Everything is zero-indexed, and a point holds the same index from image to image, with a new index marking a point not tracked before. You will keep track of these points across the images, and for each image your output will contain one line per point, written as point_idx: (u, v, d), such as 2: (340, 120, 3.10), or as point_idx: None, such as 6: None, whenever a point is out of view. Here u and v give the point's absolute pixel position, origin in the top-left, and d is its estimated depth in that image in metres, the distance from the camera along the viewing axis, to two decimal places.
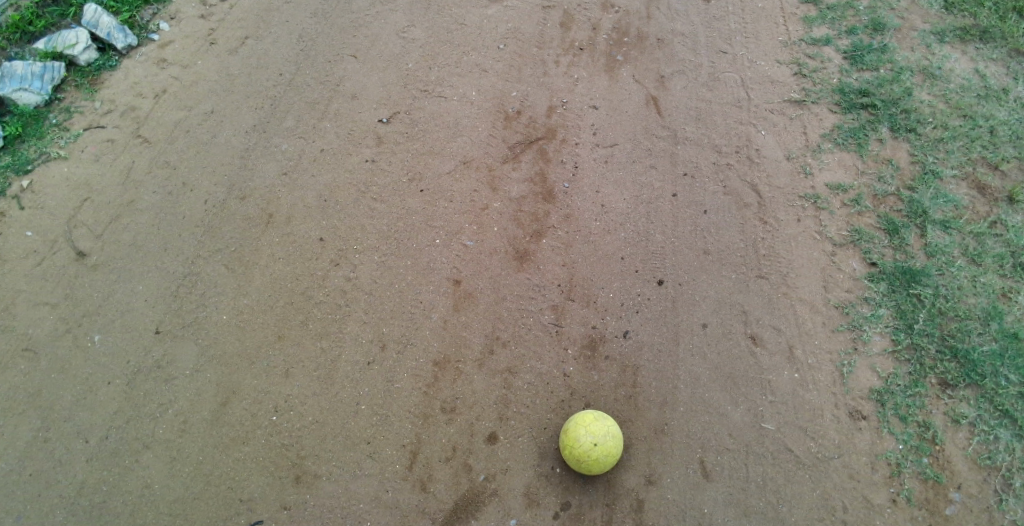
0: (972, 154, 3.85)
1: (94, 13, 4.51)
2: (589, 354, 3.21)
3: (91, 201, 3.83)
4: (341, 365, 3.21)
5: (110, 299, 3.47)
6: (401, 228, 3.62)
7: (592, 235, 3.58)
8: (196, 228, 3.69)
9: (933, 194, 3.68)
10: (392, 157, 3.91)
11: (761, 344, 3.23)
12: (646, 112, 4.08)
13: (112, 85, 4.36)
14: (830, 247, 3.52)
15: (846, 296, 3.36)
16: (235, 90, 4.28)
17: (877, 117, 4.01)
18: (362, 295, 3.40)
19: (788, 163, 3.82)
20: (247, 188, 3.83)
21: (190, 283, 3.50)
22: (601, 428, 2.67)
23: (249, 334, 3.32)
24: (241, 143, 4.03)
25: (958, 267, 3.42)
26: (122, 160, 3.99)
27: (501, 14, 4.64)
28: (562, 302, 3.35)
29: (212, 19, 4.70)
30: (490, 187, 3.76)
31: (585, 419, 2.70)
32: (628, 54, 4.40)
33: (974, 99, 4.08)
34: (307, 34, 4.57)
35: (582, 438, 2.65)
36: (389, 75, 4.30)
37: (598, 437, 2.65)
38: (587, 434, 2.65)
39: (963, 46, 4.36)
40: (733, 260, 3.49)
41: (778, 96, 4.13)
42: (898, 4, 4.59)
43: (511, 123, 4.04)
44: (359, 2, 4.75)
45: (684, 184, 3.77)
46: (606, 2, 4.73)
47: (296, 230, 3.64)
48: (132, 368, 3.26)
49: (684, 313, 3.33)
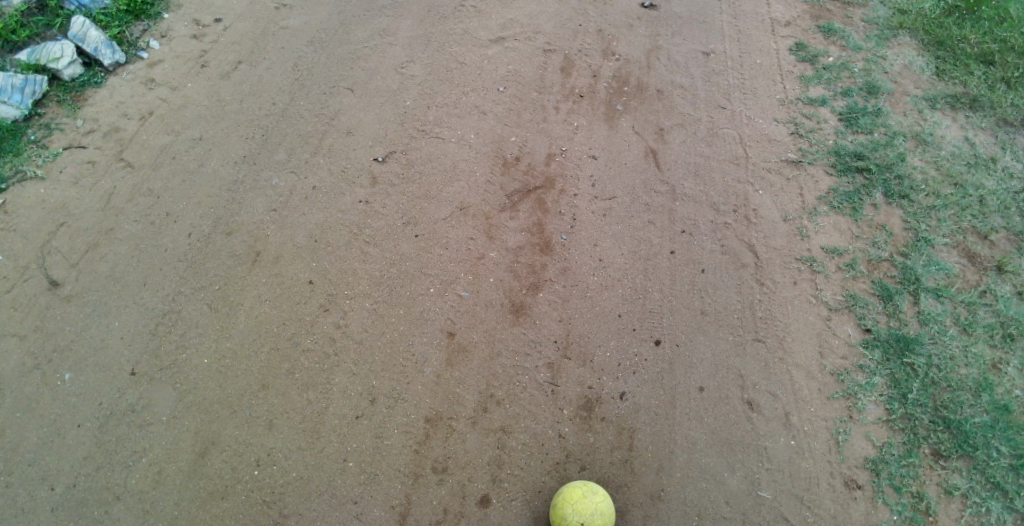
0: (962, 223, 3.85)
1: (81, 26, 4.36)
2: (585, 415, 3.13)
3: (68, 226, 3.65)
4: (328, 418, 3.07)
5: (83, 334, 3.29)
6: (394, 274, 3.52)
7: (589, 290, 3.52)
8: (178, 263, 3.53)
9: (926, 261, 3.68)
10: (386, 199, 3.81)
11: (758, 409, 3.18)
12: (644, 165, 4.06)
13: (96, 103, 4.20)
14: (826, 311, 3.51)
15: (841, 363, 3.34)
16: (225, 117, 4.14)
17: (871, 181, 4.02)
18: (351, 344, 3.28)
19: (786, 224, 3.82)
20: (234, 222, 3.69)
21: (170, 322, 3.34)
22: (589, 506, 2.57)
23: (231, 381, 3.16)
24: (229, 173, 3.89)
25: (950, 336, 3.40)
26: (103, 184, 3.82)
27: (502, 55, 4.59)
28: (558, 360, 3.28)
29: (203, 40, 4.57)
30: (487, 235, 3.69)
31: (573, 495, 2.61)
32: (628, 104, 4.38)
33: (964, 167, 4.10)
34: (302, 63, 4.45)
35: (569, 517, 2.55)
36: (386, 112, 4.21)
37: (586, 516, 2.55)
38: (574, 513, 2.55)
39: (954, 114, 4.40)
40: (731, 322, 3.45)
41: (775, 156, 4.14)
42: (891, 68, 4.63)
43: (509, 170, 3.98)
44: (357, 33, 4.66)
45: (682, 241, 3.74)
46: (607, 48, 4.71)
47: (285, 271, 3.52)
48: (104, 410, 3.08)
49: (681, 376, 3.27)
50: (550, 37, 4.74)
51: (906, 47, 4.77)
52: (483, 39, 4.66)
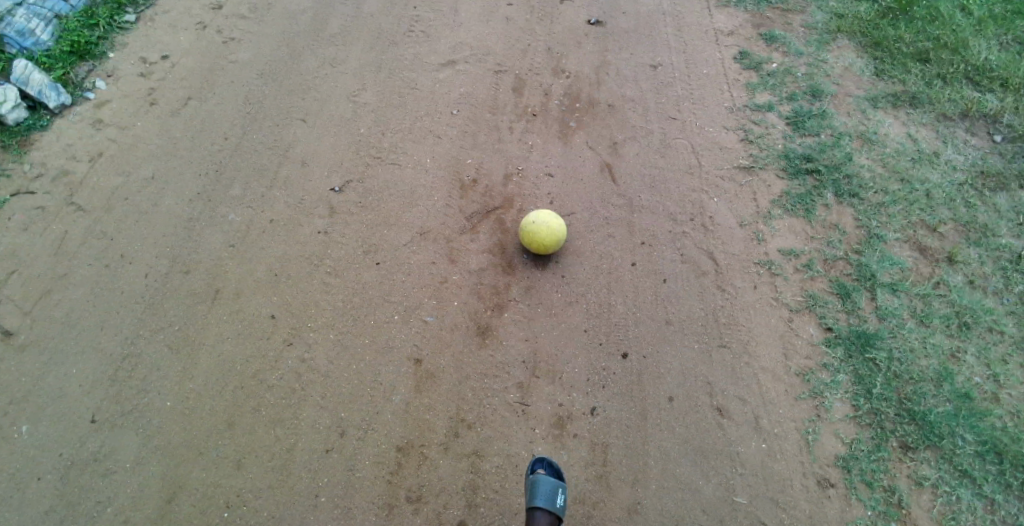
0: (912, 218, 3.97)
1: (24, 69, 4.24)
2: (558, 433, 3.12)
3: (20, 274, 3.54)
4: (298, 454, 3.01)
5: (40, 385, 3.18)
6: (358, 304, 3.49)
7: (554, 307, 3.53)
8: (136, 305, 3.45)
9: (879, 257, 3.78)
10: (346, 228, 3.79)
11: (728, 415, 3.22)
12: (601, 180, 4.11)
13: (43, 147, 4.09)
14: (787, 313, 3.57)
15: (805, 363, 3.40)
16: (178, 154, 4.08)
17: (821, 182, 4.13)
18: (318, 377, 3.23)
19: (742, 229, 3.90)
20: (191, 260, 3.62)
21: (131, 366, 3.25)
22: (545, 216, 3.59)
23: (196, 423, 3.09)
24: (184, 211, 3.82)
25: (909, 329, 3.49)
26: (54, 229, 3.72)
27: (454, 77, 4.62)
28: (527, 380, 3.27)
29: (151, 78, 4.50)
30: (449, 259, 3.68)
31: (540, 211, 3.62)
32: (581, 119, 4.44)
33: (909, 163, 4.24)
34: (253, 95, 4.42)
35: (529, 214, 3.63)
36: (341, 140, 4.20)
37: (540, 218, 3.58)
38: (533, 214, 3.61)
39: (896, 112, 4.55)
40: (695, 329, 3.50)
41: (728, 163, 4.23)
42: (833, 70, 4.78)
43: (468, 192, 3.99)
44: (307, 63, 4.64)
45: (643, 252, 3.78)
46: (557, 66, 4.77)
47: (246, 306, 3.46)
48: (65, 461, 2.97)
49: (650, 387, 3.29)
50: (500, 58, 4.79)
51: (845, 50, 4.93)
52: (433, 63, 4.69)
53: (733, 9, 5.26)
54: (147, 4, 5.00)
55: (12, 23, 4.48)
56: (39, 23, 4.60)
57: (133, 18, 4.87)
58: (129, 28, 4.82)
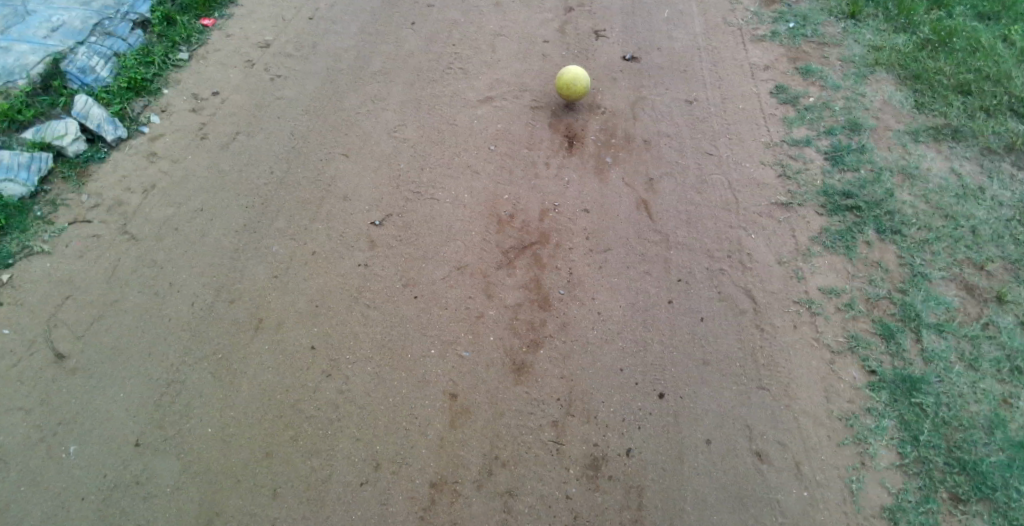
0: (958, 255, 3.86)
1: (84, 104, 4.47)
2: (592, 474, 3.09)
3: (73, 299, 3.69)
4: (333, 486, 3.04)
5: (88, 407, 3.29)
6: (394, 337, 3.53)
7: (589, 345, 3.52)
8: (182, 332, 3.55)
9: (924, 297, 3.68)
10: (385, 262, 3.86)
11: (767, 460, 3.14)
12: (637, 216, 4.10)
13: (99, 178, 4.29)
14: (829, 355, 3.49)
15: (848, 407, 3.31)
16: (225, 187, 4.22)
17: (862, 219, 4.05)
18: (355, 410, 3.27)
19: (781, 267, 3.84)
20: (234, 290, 3.72)
21: (175, 392, 3.34)
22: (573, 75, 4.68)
23: (235, 450, 3.14)
24: (230, 243, 3.94)
25: (956, 373, 3.37)
26: (107, 257, 3.87)
27: (491, 114, 4.70)
28: (562, 418, 3.26)
29: (201, 113, 4.69)
30: (485, 294, 3.71)
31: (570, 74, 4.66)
32: (617, 156, 4.46)
33: (954, 199, 4.14)
34: (297, 131, 4.56)
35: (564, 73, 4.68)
36: (380, 175, 4.30)
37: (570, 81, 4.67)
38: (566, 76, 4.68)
39: (939, 146, 4.46)
40: (733, 370, 3.44)
41: (766, 199, 4.19)
42: (872, 104, 4.72)
43: (504, 227, 4.03)
44: (349, 99, 4.78)
45: (679, 289, 3.76)
46: (593, 102, 4.82)
47: (286, 337, 3.53)
48: (108, 482, 3.06)
49: (687, 429, 3.24)
50: (536, 94, 4.86)
51: (884, 83, 4.87)
52: (471, 100, 4.79)
53: (769, 44, 5.25)
54: (199, 43, 5.24)
55: (75, 60, 4.74)
56: (98, 60, 4.84)
57: (186, 56, 5.10)
58: (183, 65, 5.05)
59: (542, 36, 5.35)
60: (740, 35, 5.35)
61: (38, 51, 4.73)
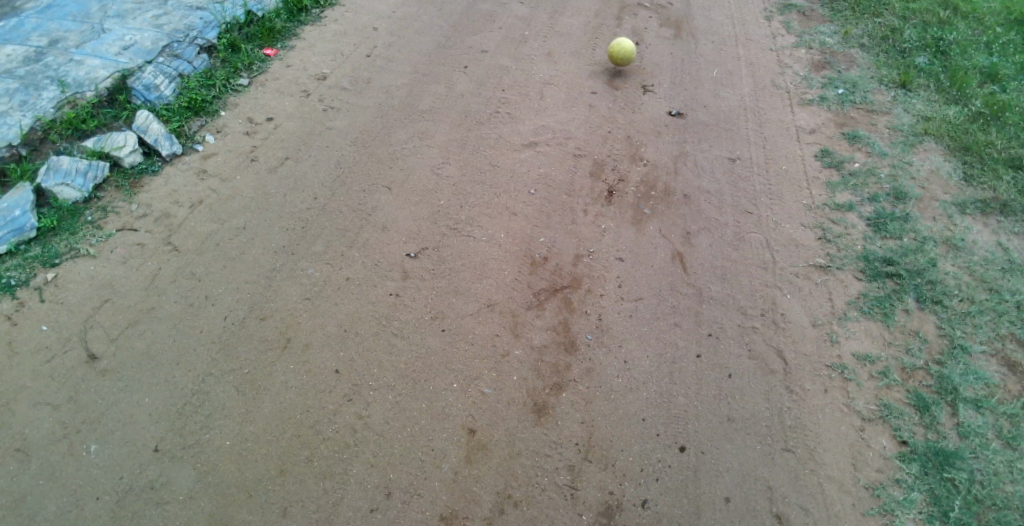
0: (1000, 330, 3.75)
1: (145, 119, 4.73)
2: (605, 522, 3.03)
3: (111, 303, 3.82)
4: (342, 509, 3.04)
5: (113, 408, 3.38)
6: (419, 367, 3.56)
7: (613, 392, 3.49)
8: (211, 344, 3.64)
9: (963, 370, 3.56)
10: (416, 293, 3.91)
11: (787, 524, 3.04)
12: (671, 268, 4.10)
13: (150, 190, 4.48)
14: (859, 421, 3.39)
15: (876, 477, 3.19)
16: (269, 209, 4.37)
17: (902, 287, 3.98)
18: (372, 436, 3.28)
19: (815, 329, 3.78)
20: (267, 308, 3.82)
21: (198, 402, 3.41)
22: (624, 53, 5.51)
23: (250, 464, 3.18)
24: (268, 262, 4.06)
25: (993, 451, 3.23)
26: (149, 266, 4.02)
27: (534, 158, 4.79)
28: (578, 462, 3.22)
29: (255, 137, 4.90)
30: (512, 333, 3.73)
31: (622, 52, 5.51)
32: (655, 207, 4.49)
33: (999, 273, 4.04)
34: (344, 161, 4.72)
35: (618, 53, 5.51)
36: (421, 210, 4.40)
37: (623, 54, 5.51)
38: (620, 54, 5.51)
39: (985, 219, 4.38)
40: (759, 429, 3.36)
41: (804, 260, 4.15)
42: (918, 173, 4.68)
43: (537, 269, 4.07)
44: (397, 135, 4.94)
45: (708, 344, 3.71)
46: (635, 153, 4.89)
47: (313, 359, 3.59)
48: (123, 485, 3.11)
49: (706, 485, 3.16)
50: (580, 142, 4.95)
51: (932, 153, 4.83)
52: (515, 143, 4.90)
53: (816, 108, 5.27)
54: (260, 71, 5.49)
55: (141, 78, 5.01)
56: (163, 80, 5.10)
57: (246, 82, 5.36)
58: (242, 91, 5.29)
59: (590, 87, 5.47)
60: (787, 97, 5.38)
61: (108, 66, 5.02)
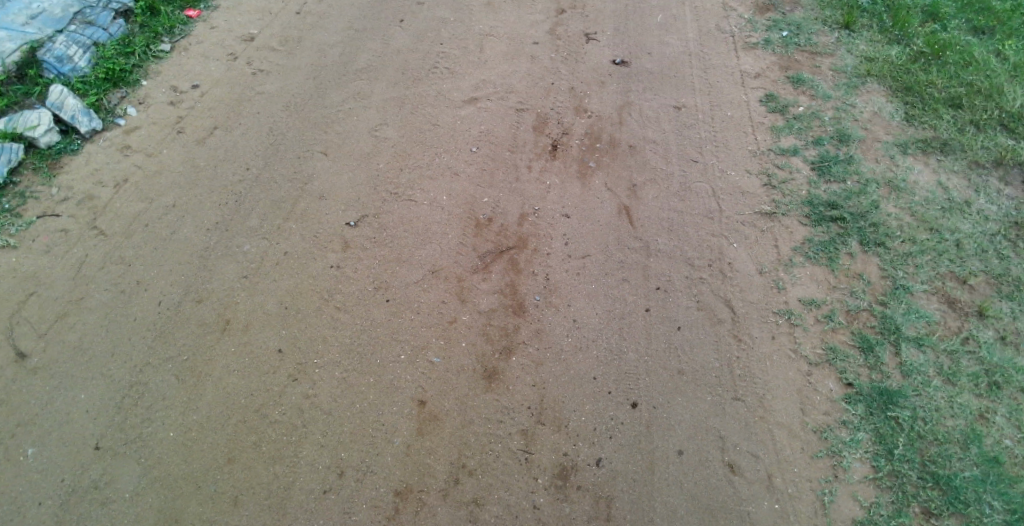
0: (940, 269, 3.83)
1: (59, 95, 4.40)
2: (561, 484, 3.05)
3: (38, 296, 3.60)
4: (295, 493, 2.99)
5: (47, 408, 3.22)
6: (365, 341, 3.47)
7: (564, 352, 3.47)
8: (146, 332, 3.47)
9: (905, 309, 3.63)
10: (358, 263, 3.79)
11: (739, 472, 3.10)
12: (619, 222, 4.05)
13: (71, 171, 4.20)
14: (806, 366, 3.45)
15: (823, 420, 3.26)
16: (199, 183, 4.14)
17: (846, 230, 4.01)
18: (320, 415, 3.22)
19: (762, 277, 3.80)
20: (204, 290, 3.65)
21: (137, 394, 3.27)
22: None
23: (196, 455, 3.08)
24: (201, 241, 3.86)
25: (934, 387, 3.33)
26: (74, 253, 3.79)
27: (476, 115, 4.64)
28: (532, 426, 3.21)
29: (180, 106, 4.61)
30: (459, 298, 3.66)
31: None
32: (601, 160, 4.41)
33: (940, 212, 4.10)
34: (277, 128, 4.49)
35: None
36: (359, 175, 4.23)
37: None
38: None
39: (926, 158, 4.43)
40: (709, 380, 3.39)
41: (750, 208, 4.14)
42: (861, 115, 4.69)
43: (482, 231, 3.98)
44: (332, 97, 4.71)
45: (657, 298, 3.70)
46: (579, 106, 4.77)
47: (254, 339, 3.46)
48: (66, 488, 3.00)
49: (659, 439, 3.19)
50: (522, 96, 4.80)
51: (875, 94, 4.84)
52: (456, 100, 4.72)
53: (761, 52, 5.20)
54: (181, 34, 5.14)
55: (52, 49, 4.64)
56: (77, 50, 4.73)
57: (168, 48, 5.01)
58: (164, 57, 4.96)
59: (532, 38, 5.28)
60: (731, 42, 5.30)
61: (15, 38, 4.63)
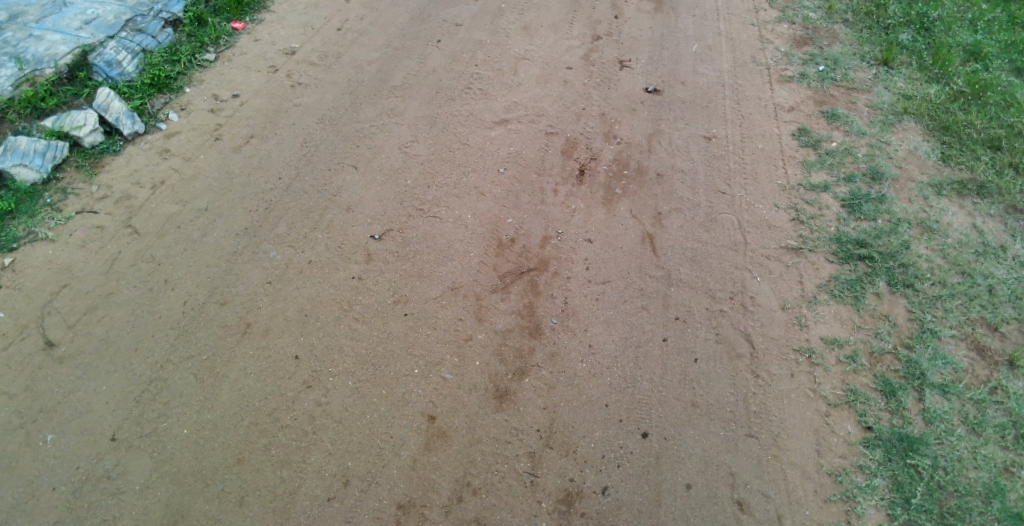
0: (971, 314, 3.71)
1: (106, 97, 4.58)
2: (564, 510, 3.03)
3: (70, 288, 3.73)
4: (299, 498, 3.03)
5: (70, 396, 3.32)
6: (380, 353, 3.51)
7: (577, 377, 3.45)
8: (170, 330, 3.56)
9: (932, 354, 3.53)
10: (379, 276, 3.85)
11: (748, 511, 3.04)
12: (641, 249, 4.04)
13: (111, 170, 4.36)
14: (825, 407, 3.37)
15: (840, 463, 3.18)
16: (232, 189, 4.26)
17: (874, 270, 3.93)
18: (330, 423, 3.25)
19: (784, 313, 3.74)
20: (228, 293, 3.74)
21: (156, 390, 3.35)
22: None
23: (207, 453, 3.14)
24: (229, 244, 3.96)
25: (958, 436, 3.22)
26: (109, 249, 3.92)
27: (505, 136, 4.69)
28: (539, 449, 3.20)
29: (220, 114, 4.77)
30: (476, 316, 3.68)
31: None
32: (627, 187, 4.41)
33: (973, 256, 4.00)
34: (311, 139, 4.60)
35: None
36: (387, 189, 4.31)
37: None
38: None
39: (961, 200, 4.32)
40: (722, 415, 3.34)
41: (775, 242, 4.09)
42: (896, 153, 4.61)
43: (503, 251, 4.01)
44: (365, 112, 4.81)
45: (675, 328, 3.67)
46: (609, 132, 4.79)
47: (272, 344, 3.53)
48: (80, 475, 3.08)
49: (668, 471, 3.15)
50: (552, 120, 4.84)
51: (911, 132, 4.76)
52: (487, 121, 4.78)
53: (796, 85, 5.17)
54: (226, 45, 5.32)
55: (103, 53, 4.84)
56: (126, 55, 4.93)
57: (212, 57, 5.19)
58: (208, 66, 5.13)
59: (565, 62, 5.33)
60: (766, 74, 5.27)
61: (69, 42, 4.85)
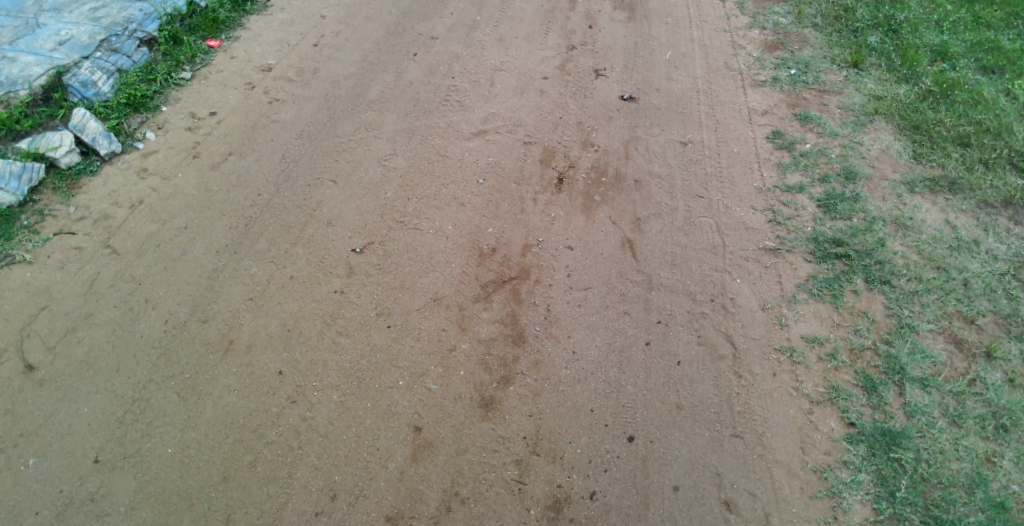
0: (947, 308, 3.78)
1: (81, 118, 4.54)
2: (553, 516, 3.03)
3: (49, 309, 3.69)
4: (286, 514, 3.00)
5: (51, 419, 3.27)
6: (364, 366, 3.50)
7: (562, 383, 3.47)
8: (152, 350, 3.53)
9: (910, 349, 3.59)
10: (362, 289, 3.84)
11: (735, 510, 3.05)
12: (622, 255, 4.08)
13: (89, 191, 4.33)
14: (807, 404, 3.41)
15: (824, 459, 3.21)
16: (211, 207, 4.24)
17: (851, 268, 4.00)
18: (316, 438, 3.23)
19: (764, 313, 3.78)
20: (210, 310, 3.71)
21: (139, 409, 3.31)
22: None
23: (192, 472, 3.11)
24: (210, 262, 3.94)
25: (939, 428, 3.27)
26: (87, 269, 3.89)
27: (483, 147, 4.72)
28: (527, 457, 3.21)
29: (197, 132, 4.75)
30: (459, 327, 3.69)
31: None
32: (606, 194, 4.45)
33: (947, 251, 4.07)
34: (289, 154, 4.60)
35: None
36: (367, 202, 4.31)
37: None
38: None
39: (934, 197, 4.41)
40: (707, 416, 3.36)
41: (753, 244, 4.14)
42: (869, 153, 4.70)
43: (485, 260, 4.02)
44: (344, 126, 4.82)
45: (657, 331, 3.70)
46: (586, 140, 4.83)
47: (256, 360, 3.50)
48: (62, 499, 3.03)
49: (655, 474, 3.16)
50: (530, 129, 4.89)
51: (882, 132, 4.86)
52: (465, 132, 4.81)
53: (769, 89, 5.26)
54: (203, 63, 5.32)
55: (77, 74, 4.81)
56: (101, 75, 4.91)
57: (189, 75, 5.18)
58: (184, 84, 5.13)
59: (542, 72, 5.38)
60: (739, 79, 5.36)
61: (43, 63, 4.80)
